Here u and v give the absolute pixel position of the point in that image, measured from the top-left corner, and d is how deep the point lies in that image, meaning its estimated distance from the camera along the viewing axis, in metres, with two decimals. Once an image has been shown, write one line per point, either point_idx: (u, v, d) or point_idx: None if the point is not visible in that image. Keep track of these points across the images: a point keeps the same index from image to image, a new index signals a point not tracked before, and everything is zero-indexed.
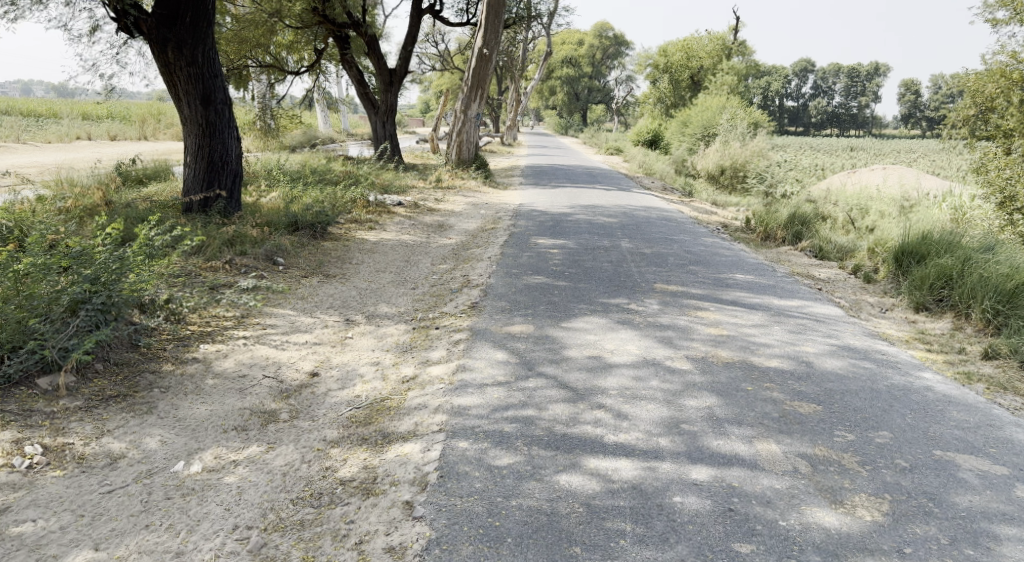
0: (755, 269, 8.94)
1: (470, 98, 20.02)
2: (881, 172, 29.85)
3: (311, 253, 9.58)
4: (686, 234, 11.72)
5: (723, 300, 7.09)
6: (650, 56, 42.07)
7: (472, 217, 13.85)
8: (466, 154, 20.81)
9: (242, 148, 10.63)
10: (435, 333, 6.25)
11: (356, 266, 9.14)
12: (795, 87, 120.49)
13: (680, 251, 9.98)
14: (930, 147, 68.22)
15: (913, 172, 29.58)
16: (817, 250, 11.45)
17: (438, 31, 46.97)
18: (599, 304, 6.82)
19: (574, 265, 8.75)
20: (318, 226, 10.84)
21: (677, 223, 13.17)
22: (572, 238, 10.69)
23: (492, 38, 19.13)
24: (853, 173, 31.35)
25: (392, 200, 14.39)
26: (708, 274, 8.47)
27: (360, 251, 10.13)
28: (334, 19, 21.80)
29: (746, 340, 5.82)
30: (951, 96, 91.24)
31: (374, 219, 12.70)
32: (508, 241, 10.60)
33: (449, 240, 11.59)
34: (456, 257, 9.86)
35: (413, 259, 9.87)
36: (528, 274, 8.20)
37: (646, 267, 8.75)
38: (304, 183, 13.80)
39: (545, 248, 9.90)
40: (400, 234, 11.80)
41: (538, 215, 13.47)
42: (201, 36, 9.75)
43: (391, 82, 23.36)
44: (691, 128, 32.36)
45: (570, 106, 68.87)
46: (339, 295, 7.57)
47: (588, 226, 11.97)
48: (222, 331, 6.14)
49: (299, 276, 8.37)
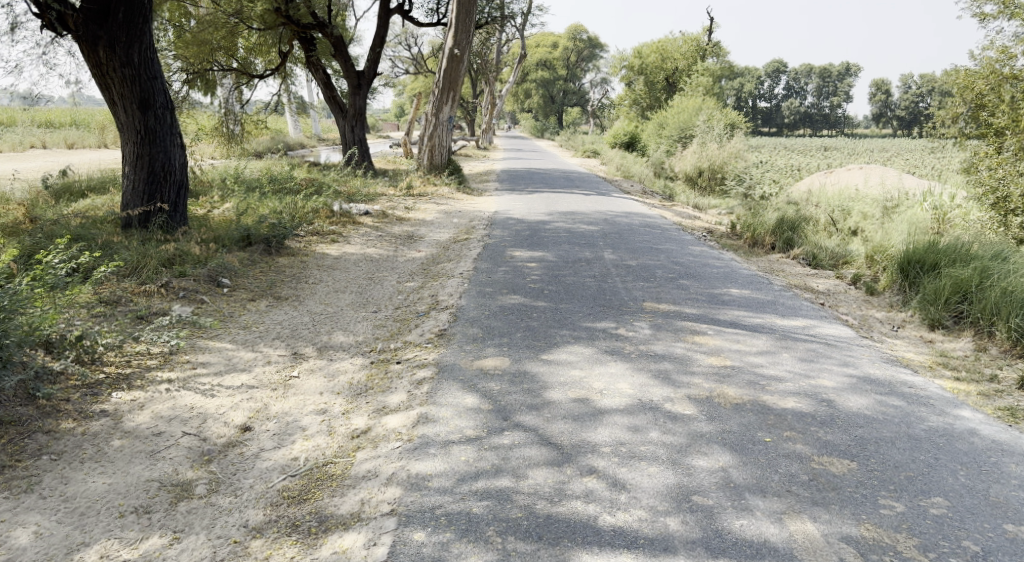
0: (749, 282, 8.21)
1: (442, 100, 19.17)
2: (858, 172, 29.53)
3: (263, 273, 8.68)
4: (672, 242, 10.99)
5: (720, 322, 6.34)
6: (625, 58, 41.63)
7: (445, 227, 13.02)
8: (438, 159, 19.93)
9: (187, 156, 9.67)
10: (396, 369, 5.40)
11: (313, 286, 8.25)
12: (768, 89, 121.46)
13: (667, 262, 9.23)
14: (902, 146, 68.92)
15: (891, 172, 29.28)
16: (810, 257, 10.77)
17: (410, 34, 46.09)
18: (584, 330, 6.02)
19: (554, 281, 7.95)
20: (273, 240, 9.92)
21: (662, 230, 12.44)
22: (551, 249, 9.89)
23: (463, 37, 18.32)
24: (832, 173, 30.99)
25: (359, 209, 13.51)
26: (700, 289, 7.72)
27: (319, 268, 9.25)
28: (298, 19, 20.84)
29: (753, 372, 5.05)
30: (920, 95, 92.59)
31: (338, 231, 11.81)
32: (481, 254, 9.77)
33: (418, 253, 10.73)
34: (424, 274, 9.01)
35: (377, 276, 9.01)
36: (504, 293, 7.38)
37: (632, 282, 7.97)
38: (263, 193, 12.86)
39: (522, 262, 9.08)
40: (365, 247, 10.93)
41: (513, 224, 12.67)
42: (136, 34, 8.81)
43: (359, 85, 22.45)
44: (668, 130, 31.85)
45: (545, 109, 68.33)
46: (288, 322, 6.68)
47: (568, 235, 11.20)
48: (143, 374, 5.23)
49: (245, 299, 7.48)
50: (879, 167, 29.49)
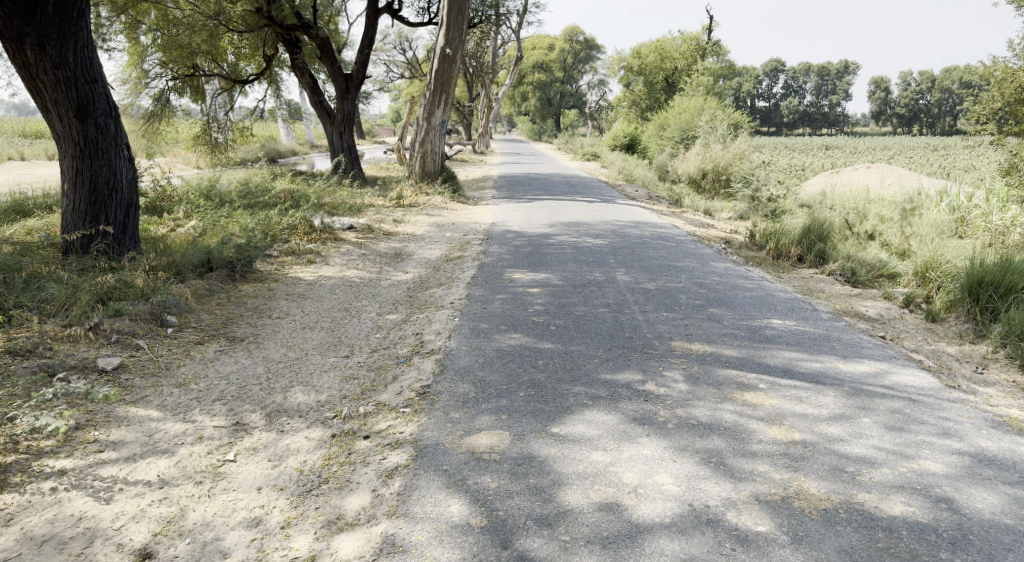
0: (791, 310, 7.00)
1: (434, 103, 17.92)
2: (871, 173, 28.40)
3: (222, 305, 7.45)
4: (691, 258, 9.74)
5: (772, 371, 5.11)
6: (623, 58, 40.44)
7: (436, 242, 11.79)
8: (431, 166, 18.68)
9: (136, 169, 8.41)
10: (363, 447, 4.16)
11: (279, 321, 7.04)
12: (766, 88, 120.23)
13: (690, 284, 8.00)
14: (905, 143, 68.06)
15: (902, 170, 28.14)
16: (849, 272, 9.55)
17: (404, 37, 44.99)
18: (603, 385, 4.77)
19: (561, 314, 6.71)
20: (238, 264, 8.78)
21: (677, 242, 11.22)
22: (555, 270, 8.66)
23: (455, 36, 17.08)
24: (839, 173, 29.82)
25: (342, 223, 12.29)
26: (735, 320, 6.49)
27: (290, 297, 8.01)
28: (281, 20, 19.60)
29: (834, 452, 3.84)
30: (920, 91, 91.92)
31: (316, 250, 10.58)
32: (476, 277, 8.56)
33: (405, 274, 9.50)
34: (409, 302, 7.77)
35: (358, 306, 7.77)
36: (502, 331, 6.14)
37: (654, 312, 6.73)
38: (234, 208, 11.65)
39: (522, 287, 7.85)
40: (345, 268, 9.68)
41: (512, 237, 11.46)
42: (69, 30, 7.53)
43: (347, 88, 21.21)
44: (669, 131, 30.70)
45: (542, 112, 67.28)
46: (237, 376, 5.43)
47: (573, 251, 9.98)
48: (28, 464, 4.01)
49: (193, 343, 6.25)
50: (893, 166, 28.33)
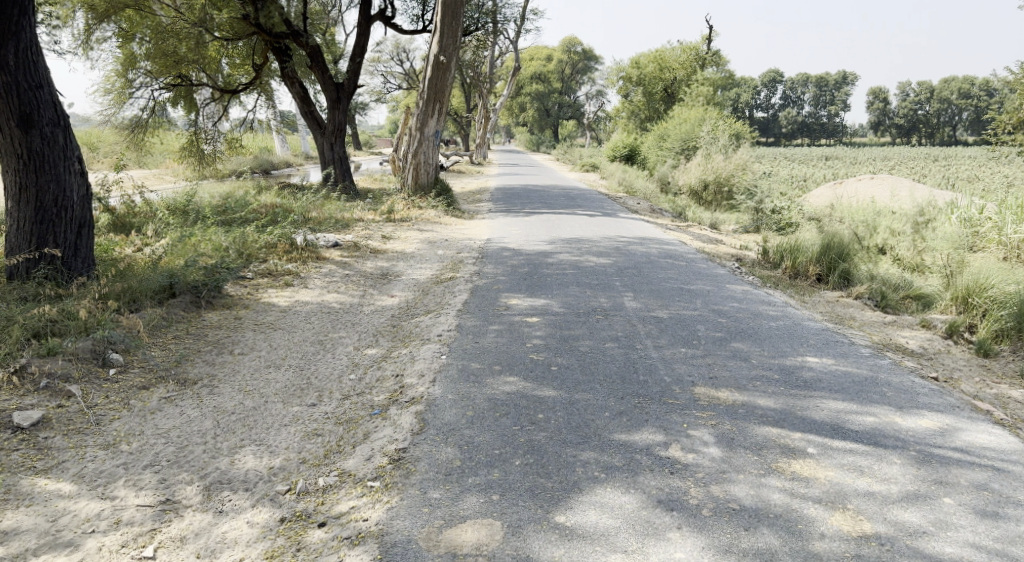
0: (826, 344, 6.15)
1: (427, 112, 17.11)
2: (875, 184, 27.80)
3: (179, 339, 6.58)
4: (704, 280, 8.90)
5: (819, 429, 4.26)
6: (622, 68, 39.78)
7: (427, 261, 10.94)
8: (424, 179, 17.83)
9: (89, 185, 7.57)
10: (315, 540, 3.37)
11: (241, 358, 6.17)
12: (764, 98, 119.95)
13: (708, 312, 7.15)
14: (904, 154, 67.54)
15: (908, 182, 27.46)
16: (877, 295, 8.74)
17: (400, 47, 44.36)
18: (617, 450, 3.90)
19: (563, 350, 5.84)
20: (204, 289, 7.93)
21: (687, 261, 10.41)
22: (556, 295, 7.83)
23: (450, 43, 16.37)
24: (842, 184, 29.13)
25: (327, 239, 11.45)
26: (765, 358, 5.62)
27: (258, 327, 7.13)
28: (269, 28, 18.45)
29: (920, 555, 3.07)
30: (918, 101, 91.79)
31: (295, 270, 9.72)
32: (468, 302, 7.73)
33: (391, 298, 8.63)
34: (391, 333, 6.90)
35: (335, 337, 6.89)
36: (496, 373, 5.28)
37: (670, 347, 5.88)
38: (209, 225, 10.81)
39: (519, 316, 7.00)
40: (324, 292, 8.80)
41: (508, 256, 10.63)
42: (8, 28, 6.70)
43: (338, 98, 20.35)
44: (670, 142, 29.98)
45: (541, 122, 66.69)
46: (179, 434, 4.58)
47: (575, 272, 9.16)
48: None
49: (135, 388, 5.38)
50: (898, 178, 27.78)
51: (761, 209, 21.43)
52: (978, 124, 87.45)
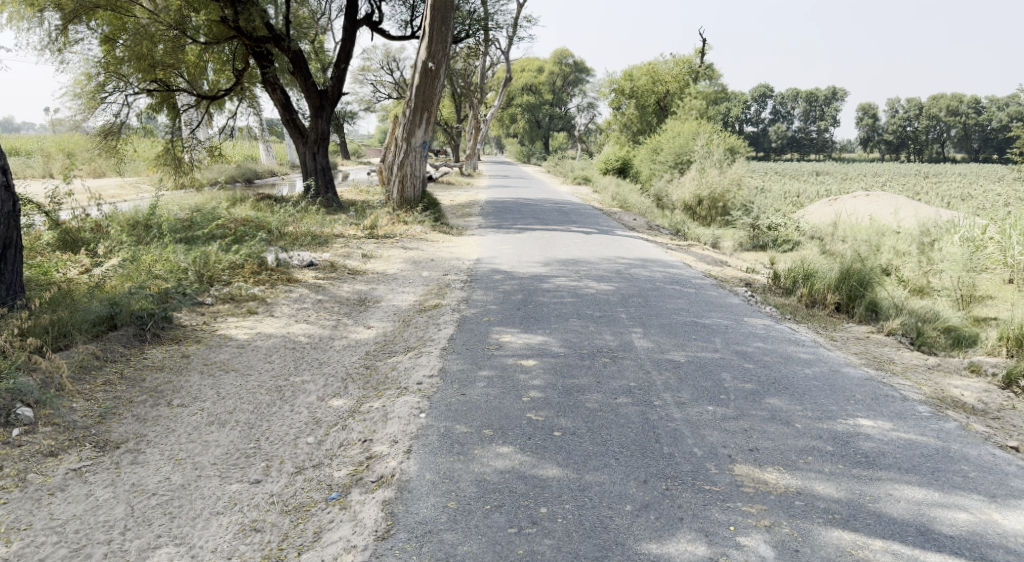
0: (876, 401, 5.22)
1: (414, 122, 16.16)
2: (872, 202, 27.15)
3: (110, 386, 5.52)
4: (719, 312, 7.97)
5: (901, 533, 3.36)
6: (614, 81, 39.09)
7: (410, 283, 9.98)
8: (410, 192, 16.82)
9: (15, 201, 6.51)
10: None
11: (180, 411, 5.14)
12: (754, 113, 120.22)
13: (731, 354, 6.21)
14: (894, 170, 67.34)
15: (905, 199, 26.85)
16: (912, 332, 7.85)
17: (390, 56, 43.57)
18: None
19: (566, 406, 4.87)
20: (150, 319, 6.91)
21: (696, 288, 9.50)
22: (554, 331, 6.89)
23: (439, 49, 15.48)
24: (839, 201, 28.49)
25: (300, 259, 10.45)
26: (810, 421, 4.69)
27: (207, 368, 6.08)
28: (250, 32, 17.45)
29: None
30: (908, 118, 92.01)
31: (261, 295, 8.73)
32: (455, 338, 6.77)
33: (367, 329, 7.63)
34: (365, 377, 5.88)
35: (297, 382, 5.84)
36: (486, 439, 4.30)
37: (696, 403, 4.93)
38: (168, 243, 9.79)
39: (512, 357, 6.03)
40: (292, 322, 7.78)
41: (500, 279, 9.69)
42: None
43: (322, 106, 19.35)
44: (663, 156, 29.23)
45: (532, 133, 65.94)
46: (77, 528, 3.64)
47: (574, 301, 8.23)
48: None
49: (38, 456, 4.34)
50: (895, 196, 27.15)
51: (759, 227, 20.69)
52: (965, 141, 87.93)
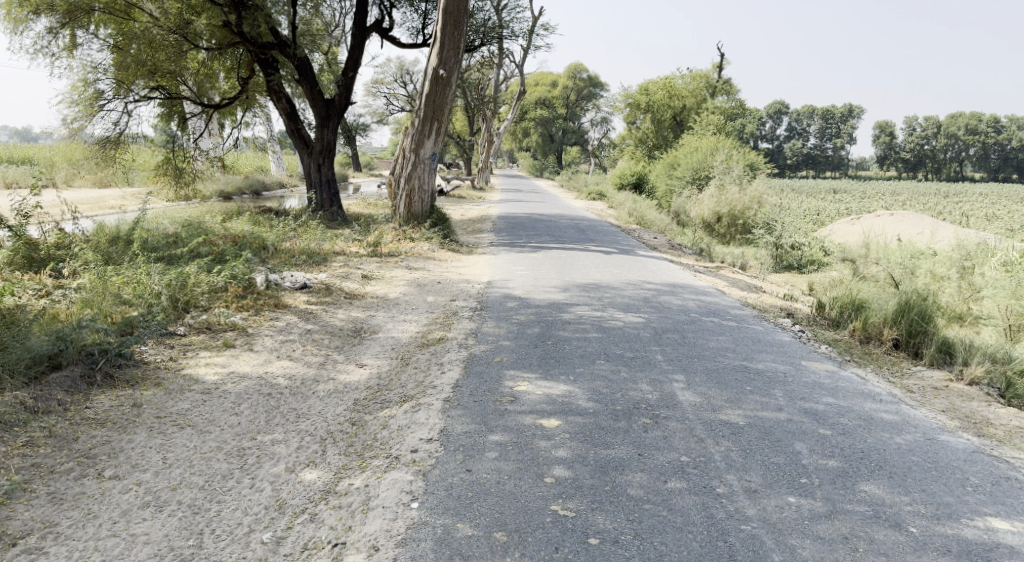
0: (1001, 490, 4.06)
1: (423, 132, 15.13)
2: (897, 222, 26.03)
3: (29, 450, 4.43)
4: (771, 354, 6.82)
5: None
6: (630, 95, 37.94)
7: (414, 309, 8.90)
8: (418, 207, 15.74)
9: None
10: None
11: (110, 487, 4.08)
12: (769, 129, 118.97)
13: (802, 416, 5.05)
14: (913, 189, 65.86)
15: (933, 219, 25.70)
16: (1002, 382, 6.64)
17: (403, 69, 42.93)
18: None
19: (603, 494, 3.79)
20: (102, 357, 5.86)
21: (737, 321, 8.33)
22: (580, 377, 5.76)
23: (451, 55, 14.49)
24: (862, 220, 27.35)
25: (293, 280, 9.43)
26: (927, 524, 3.60)
27: (158, 423, 4.97)
28: (254, 38, 16.46)
29: None
30: (925, 136, 90.37)
31: (243, 324, 7.68)
32: (462, 384, 5.67)
33: (359, 368, 6.52)
34: (348, 439, 4.77)
35: (266, 443, 4.76)
36: (500, 551, 3.34)
37: (774, 493, 3.82)
38: (144, 263, 8.77)
39: (531, 415, 4.91)
40: (273, 358, 6.70)
41: (514, 307, 8.58)
42: None
43: (328, 115, 18.35)
44: (680, 171, 28.13)
45: (544, 147, 64.88)
46: None
47: (600, 337, 7.11)
48: None
49: None
50: (922, 216, 25.94)
51: (783, 247, 19.91)
52: (984, 160, 86.36)
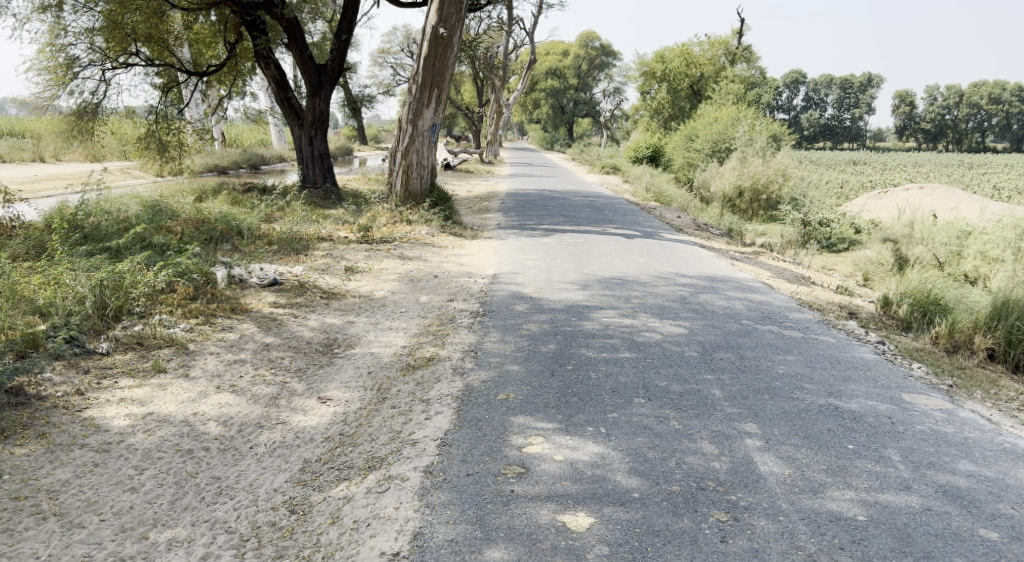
0: None
1: (421, 101, 13.40)
2: (928, 196, 24.17)
3: None
4: (862, 385, 5.17)
5: None
6: (644, 62, 35.77)
7: (402, 313, 7.32)
8: (417, 185, 14.06)
9: None
10: None
11: None
12: (785, 100, 115.56)
13: (947, 507, 3.45)
14: (935, 161, 63.13)
15: (966, 193, 23.84)
16: None
17: (411, 38, 41.20)
18: None
19: None
20: None
21: (802, 331, 6.65)
22: (615, 428, 4.18)
23: (452, 12, 12.73)
24: (890, 194, 25.47)
25: (260, 276, 7.87)
26: None
27: (12, 512, 3.50)
28: None
29: None
30: (947, 106, 87.11)
31: (185, 338, 6.10)
32: (452, 438, 4.10)
33: (322, 406, 4.94)
34: (278, 544, 3.30)
35: (159, 549, 3.32)
36: None
37: None
38: (74, 259, 7.20)
39: (553, 503, 3.37)
40: (211, 391, 5.11)
41: (524, 312, 6.97)
42: None
43: (320, 83, 16.34)
44: (698, 143, 26.21)
45: (555, 120, 62.56)
46: None
47: (633, 359, 5.49)
48: None
49: None
50: (954, 189, 24.02)
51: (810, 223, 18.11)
52: (1008, 131, 83.09)
